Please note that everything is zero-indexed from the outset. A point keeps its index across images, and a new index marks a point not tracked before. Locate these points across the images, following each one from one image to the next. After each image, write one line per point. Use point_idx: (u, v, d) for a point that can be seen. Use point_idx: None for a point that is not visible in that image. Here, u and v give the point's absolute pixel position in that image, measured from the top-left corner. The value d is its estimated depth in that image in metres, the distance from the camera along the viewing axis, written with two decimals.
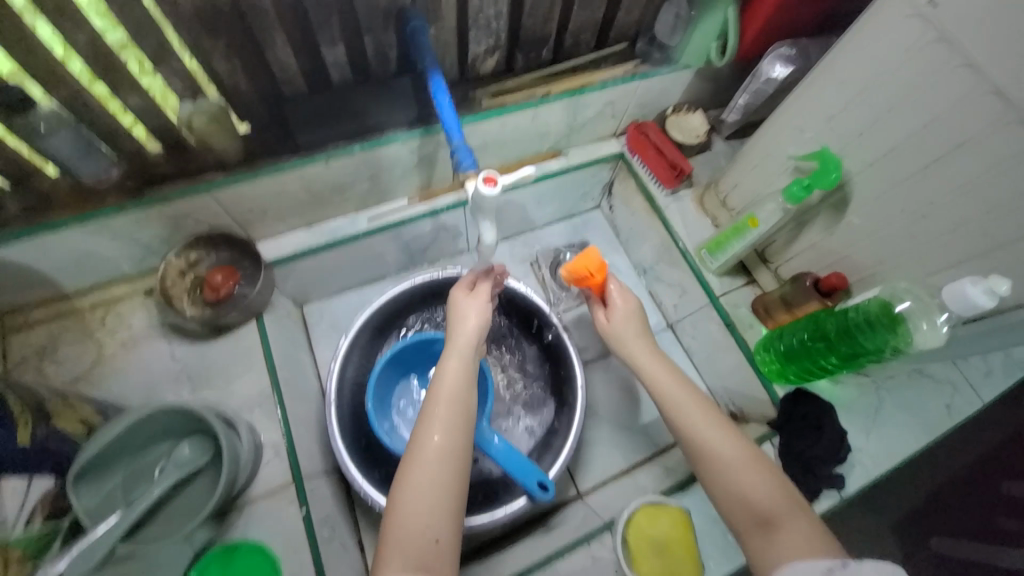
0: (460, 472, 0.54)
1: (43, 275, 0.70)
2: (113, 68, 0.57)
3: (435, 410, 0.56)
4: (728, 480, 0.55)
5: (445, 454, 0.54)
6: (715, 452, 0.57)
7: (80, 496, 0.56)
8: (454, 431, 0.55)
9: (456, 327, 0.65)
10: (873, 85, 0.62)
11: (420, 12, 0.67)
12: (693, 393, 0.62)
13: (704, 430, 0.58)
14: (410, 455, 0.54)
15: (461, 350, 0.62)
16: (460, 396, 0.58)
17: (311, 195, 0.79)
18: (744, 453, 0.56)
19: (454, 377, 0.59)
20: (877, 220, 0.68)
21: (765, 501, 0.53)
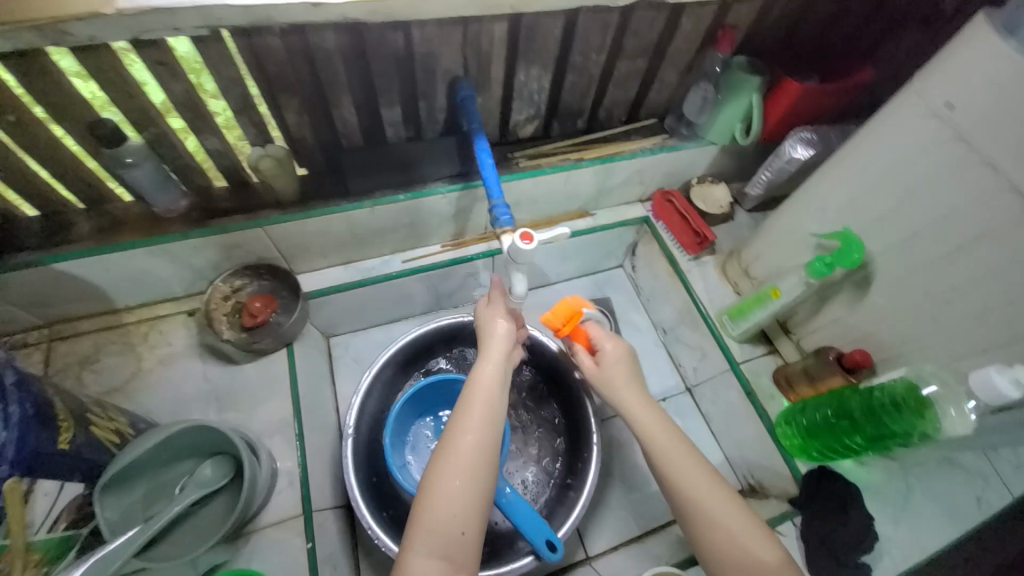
0: (491, 469, 0.54)
1: (101, 289, 0.76)
2: (200, 115, 0.66)
3: (470, 411, 0.56)
4: (719, 537, 0.55)
5: (478, 455, 0.54)
6: (706, 510, 0.56)
7: (104, 508, 0.58)
8: (488, 437, 0.55)
9: (489, 330, 0.65)
10: (893, 175, 0.65)
11: (470, 83, 0.75)
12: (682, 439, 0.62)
13: (695, 481, 0.58)
14: (441, 458, 0.53)
15: (496, 353, 0.63)
16: (495, 399, 0.58)
17: (353, 235, 0.85)
18: (739, 514, 0.55)
19: (488, 382, 0.59)
20: (901, 301, 0.69)
21: (755, 566, 0.53)
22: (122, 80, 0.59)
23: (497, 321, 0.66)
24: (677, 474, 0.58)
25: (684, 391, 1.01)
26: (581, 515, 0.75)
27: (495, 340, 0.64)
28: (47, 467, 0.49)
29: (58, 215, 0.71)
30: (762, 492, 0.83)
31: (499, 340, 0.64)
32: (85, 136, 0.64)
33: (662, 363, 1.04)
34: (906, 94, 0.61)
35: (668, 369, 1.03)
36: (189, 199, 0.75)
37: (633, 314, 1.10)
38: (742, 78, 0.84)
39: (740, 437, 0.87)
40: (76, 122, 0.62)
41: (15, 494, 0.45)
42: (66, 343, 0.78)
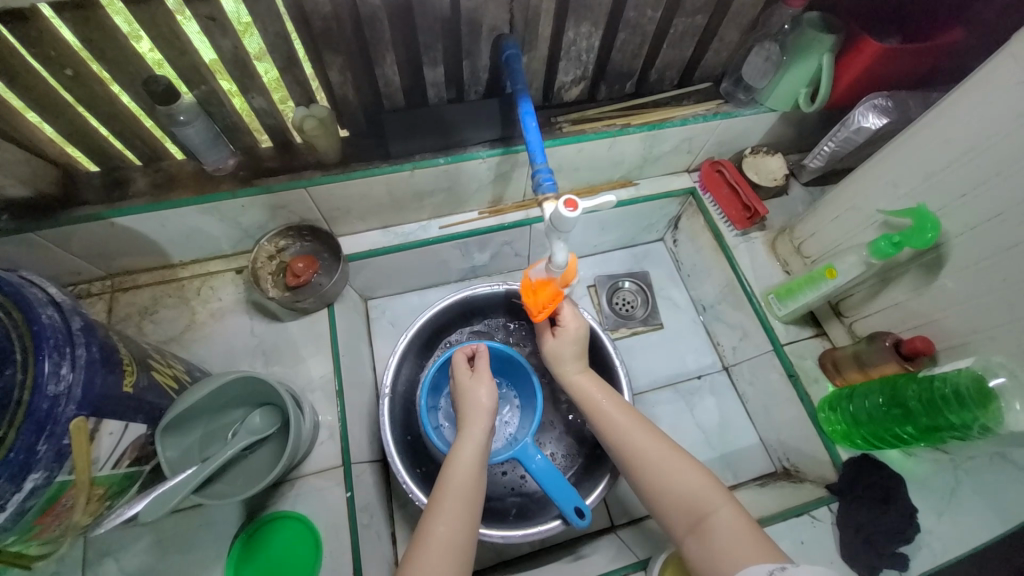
0: (466, 560, 0.56)
1: (156, 244, 0.79)
2: (246, 73, 0.66)
3: (440, 501, 0.59)
4: (658, 480, 0.59)
5: (450, 547, 0.55)
6: (641, 459, 0.62)
7: (165, 447, 0.61)
8: (458, 524, 0.57)
9: (467, 407, 0.68)
10: (982, 146, 0.59)
11: (516, 41, 0.71)
12: (614, 399, 0.69)
13: (629, 438, 0.64)
14: (417, 544, 0.56)
15: (472, 435, 0.65)
16: (469, 485, 0.60)
17: (393, 199, 0.85)
18: (668, 452, 0.61)
19: (464, 469, 0.62)
20: (974, 286, 0.64)
21: (691, 498, 0.57)
22: (175, 37, 0.60)
23: (482, 395, 0.68)
24: (614, 435, 0.65)
25: (721, 369, 0.99)
26: (610, 486, 0.76)
27: (474, 421, 0.66)
28: (115, 407, 0.52)
29: (116, 171, 0.74)
30: (799, 476, 0.83)
31: (477, 421, 0.66)
32: (138, 93, 0.65)
33: (699, 341, 1.02)
34: (1003, 55, 0.54)
35: (704, 348, 1.01)
36: (236, 158, 0.77)
37: (671, 289, 1.08)
38: (812, 37, 0.78)
39: (778, 419, 0.87)
40: (131, 79, 0.63)
41: (82, 433, 0.47)
42: (128, 293, 0.82)
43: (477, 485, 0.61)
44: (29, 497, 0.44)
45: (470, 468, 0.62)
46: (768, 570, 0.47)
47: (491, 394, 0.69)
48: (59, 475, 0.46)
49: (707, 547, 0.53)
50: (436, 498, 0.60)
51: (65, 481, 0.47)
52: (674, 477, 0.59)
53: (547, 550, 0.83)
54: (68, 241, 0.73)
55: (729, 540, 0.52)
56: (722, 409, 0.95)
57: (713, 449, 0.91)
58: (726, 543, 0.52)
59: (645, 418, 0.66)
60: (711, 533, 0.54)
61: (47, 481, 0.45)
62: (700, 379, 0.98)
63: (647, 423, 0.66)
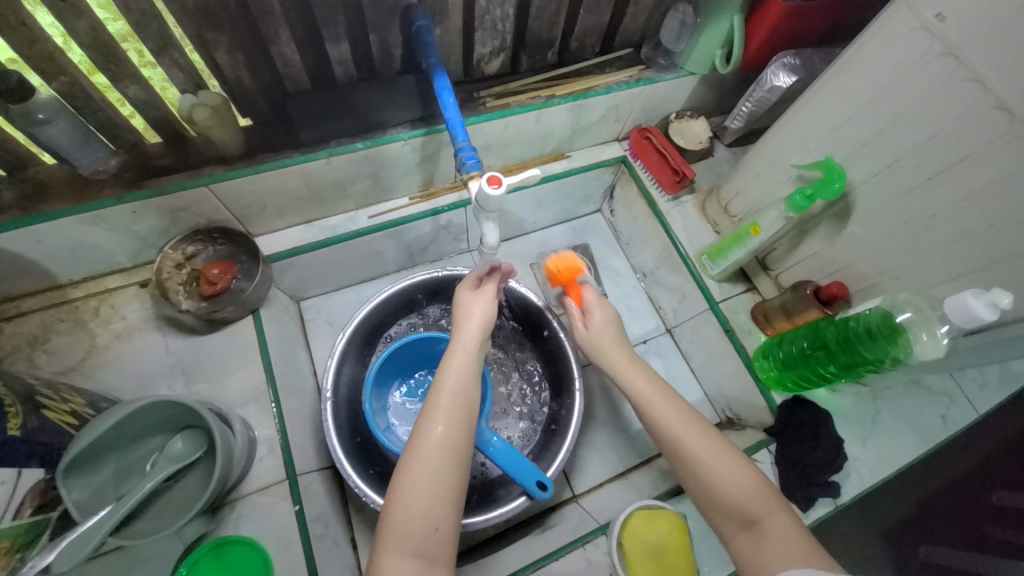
0: (458, 463, 0.54)
1: (36, 263, 0.69)
2: (114, 59, 0.57)
3: (436, 406, 0.56)
4: (715, 484, 0.55)
5: (444, 446, 0.54)
6: (700, 461, 0.56)
7: (70, 490, 0.55)
8: (454, 425, 0.55)
9: (463, 324, 0.65)
10: (879, 98, 0.62)
11: (426, 11, 0.67)
12: (672, 396, 0.62)
13: (683, 436, 0.58)
14: (412, 449, 0.54)
15: (467, 341, 0.63)
16: (462, 391, 0.58)
17: (312, 191, 0.79)
18: (730, 455, 0.56)
19: (457, 374, 0.59)
20: (879, 231, 0.68)
21: (750, 503, 0.53)
22: (17, 21, 0.51)
23: (472, 310, 0.65)
24: (670, 433, 0.59)
25: (665, 331, 1.02)
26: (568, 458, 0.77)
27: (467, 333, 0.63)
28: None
29: None
30: (740, 424, 0.87)
31: (469, 333, 0.64)
32: None
33: (642, 307, 1.04)
34: (893, 7, 0.57)
35: (647, 312, 1.04)
36: (120, 158, 0.68)
37: (612, 259, 1.09)
38: None
39: (718, 373, 0.91)
40: None
41: None
42: (7, 323, 0.72)
43: (471, 390, 0.59)
44: None
45: (462, 372, 0.60)
46: None
47: (486, 310, 0.66)
48: None
49: (757, 548, 0.51)
50: (430, 401, 0.58)
51: None
52: (737, 482, 0.54)
53: (512, 530, 0.84)
54: None
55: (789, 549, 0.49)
56: (669, 369, 0.98)
57: None
58: (785, 554, 0.49)
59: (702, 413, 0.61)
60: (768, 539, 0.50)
61: None
62: (645, 343, 1.00)
63: (697, 414, 0.60)
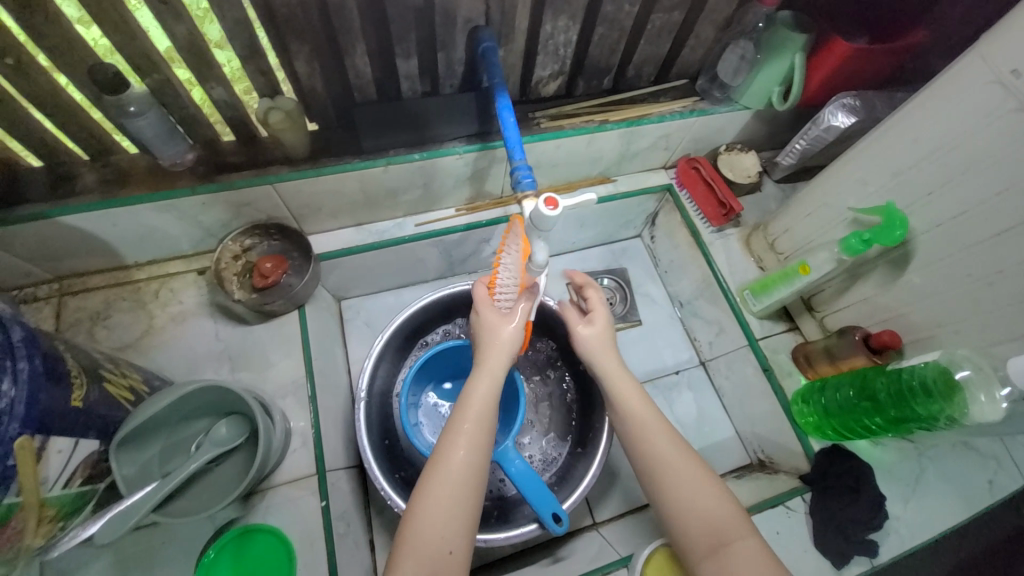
0: (474, 489, 0.55)
1: (109, 244, 0.74)
2: (205, 62, 0.62)
3: (459, 427, 0.58)
4: (684, 497, 0.57)
5: (467, 470, 0.55)
6: (667, 469, 0.59)
7: (121, 464, 0.58)
8: (477, 448, 0.57)
9: (487, 346, 0.64)
10: (948, 147, 0.60)
11: (493, 33, 0.69)
12: (645, 402, 0.64)
13: (654, 443, 0.61)
14: (434, 468, 0.55)
15: (494, 366, 0.62)
16: (487, 415, 0.59)
17: (366, 196, 0.82)
18: (698, 470, 0.59)
19: (484, 398, 0.60)
20: (938, 283, 0.66)
21: (719, 523, 0.55)
22: (123, 22, 0.55)
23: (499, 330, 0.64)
24: (638, 441, 0.62)
25: (698, 364, 1.01)
26: (591, 486, 0.75)
27: (494, 358, 0.63)
28: (61, 421, 0.48)
29: (62, 166, 0.68)
30: (773, 467, 0.85)
31: (496, 357, 0.63)
32: (85, 83, 0.60)
33: (676, 336, 1.03)
34: (968, 57, 0.56)
35: (681, 343, 1.03)
36: (196, 152, 0.72)
37: (648, 286, 1.08)
38: (784, 36, 0.79)
39: (753, 412, 0.88)
40: (77, 68, 0.59)
41: (27, 451, 0.43)
42: (76, 297, 0.76)
43: (492, 419, 0.59)
44: None
45: (490, 396, 0.60)
46: None
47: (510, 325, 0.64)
48: (5, 497, 0.42)
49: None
50: (455, 421, 0.59)
51: (12, 504, 0.43)
52: (702, 498, 0.57)
53: (529, 551, 0.83)
54: (9, 242, 0.67)
55: (755, 571, 0.51)
56: (700, 403, 0.96)
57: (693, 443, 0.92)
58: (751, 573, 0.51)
59: (672, 426, 0.63)
60: (733, 562, 0.52)
61: None
62: (677, 374, 0.99)
63: (679, 438, 0.61)
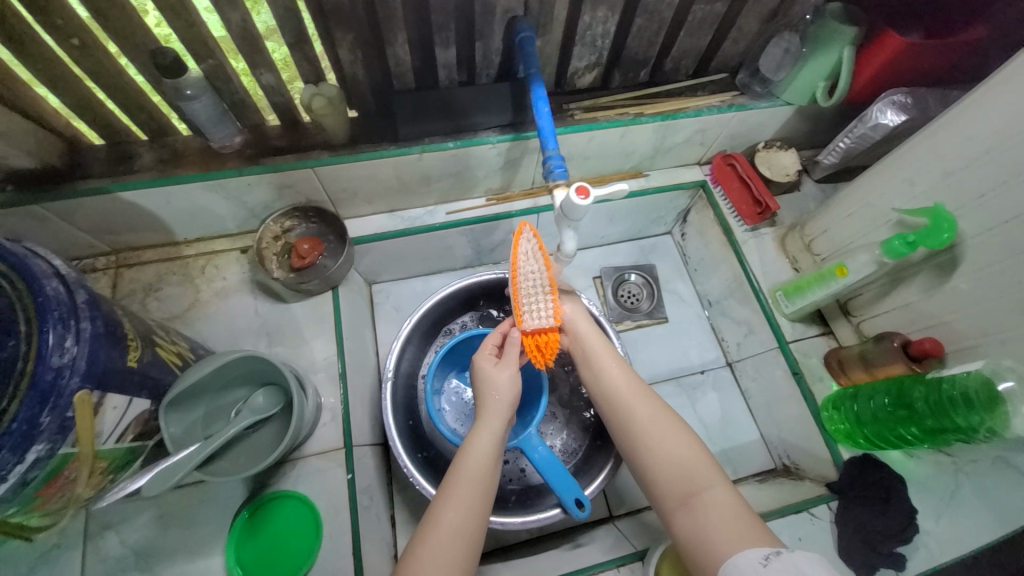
0: (468, 548, 0.55)
1: (162, 220, 0.79)
2: (256, 49, 0.65)
3: (454, 486, 0.58)
4: (652, 448, 0.60)
5: (459, 531, 0.55)
6: (637, 421, 0.63)
7: (168, 424, 0.61)
8: (468, 510, 0.57)
9: (489, 397, 0.65)
10: (1006, 147, 0.57)
11: (531, 23, 0.70)
12: (619, 362, 0.69)
13: (624, 399, 0.65)
14: (426, 529, 0.56)
15: (489, 424, 0.63)
16: (482, 474, 0.60)
17: (400, 183, 0.84)
18: (667, 422, 0.62)
19: (479, 458, 0.60)
20: (987, 289, 0.63)
21: (687, 473, 0.57)
22: (183, 8, 0.58)
23: (495, 388, 0.65)
24: (611, 397, 0.66)
25: (725, 364, 0.99)
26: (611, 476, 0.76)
27: (494, 413, 0.64)
28: (117, 378, 0.51)
29: (123, 146, 0.73)
30: (798, 473, 0.83)
31: (495, 415, 0.64)
32: (146, 67, 0.64)
33: (703, 335, 1.02)
34: None
35: (708, 343, 1.01)
36: (243, 136, 0.75)
37: (677, 283, 1.07)
38: (834, 28, 0.76)
39: (780, 416, 0.86)
40: (140, 52, 0.63)
41: (85, 405, 0.46)
42: (131, 269, 0.82)
43: (491, 474, 0.60)
44: (32, 468, 0.43)
45: (486, 455, 0.61)
46: (762, 556, 0.47)
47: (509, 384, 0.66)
48: (62, 447, 0.45)
49: (697, 522, 0.53)
50: (448, 483, 0.59)
51: (68, 454, 0.47)
52: (670, 447, 0.59)
53: (544, 538, 0.84)
54: (73, 214, 0.72)
55: (722, 517, 0.52)
56: (724, 404, 0.95)
57: (715, 443, 0.91)
58: (717, 520, 0.52)
59: (645, 382, 0.67)
60: (701, 510, 0.54)
61: (49, 453, 0.44)
62: (703, 373, 0.98)
63: (648, 393, 0.65)
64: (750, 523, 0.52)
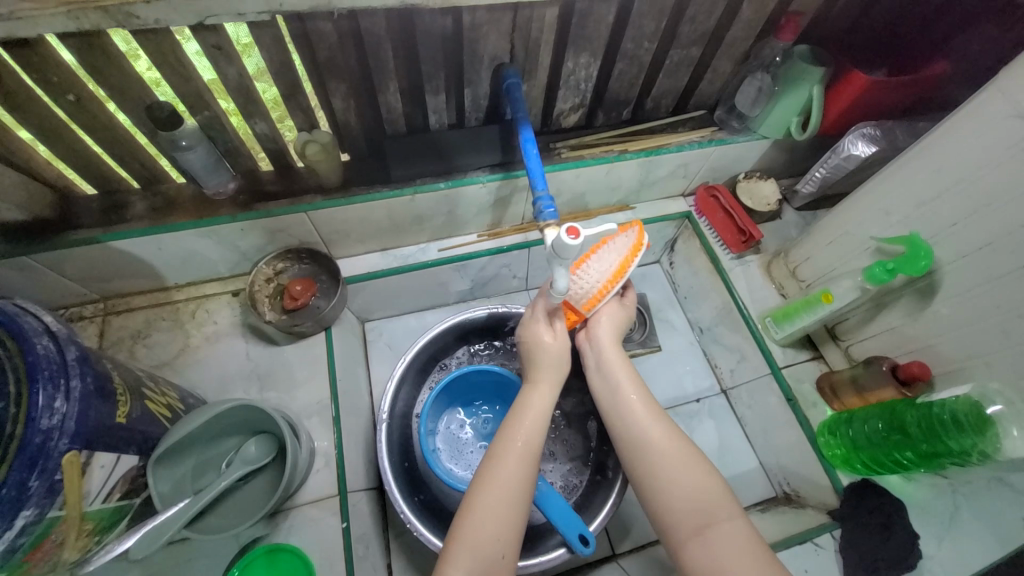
0: (525, 495, 0.57)
1: (152, 267, 0.78)
2: (251, 100, 0.66)
3: (513, 434, 0.60)
4: (670, 475, 0.57)
5: (519, 478, 0.57)
6: (656, 447, 0.59)
7: (158, 480, 0.60)
8: (528, 459, 0.58)
9: (541, 354, 0.66)
10: (971, 179, 0.60)
11: (517, 69, 0.72)
12: (632, 378, 0.66)
13: (642, 422, 0.62)
14: (486, 473, 0.57)
15: (545, 381, 0.65)
16: (539, 425, 0.61)
17: (393, 223, 0.85)
18: (682, 447, 0.59)
19: (536, 411, 0.62)
20: (967, 313, 0.65)
21: (704, 504, 0.55)
22: (180, 64, 0.60)
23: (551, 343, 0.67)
24: (624, 415, 0.63)
25: (719, 392, 0.99)
26: (612, 513, 0.75)
27: (547, 368, 0.66)
28: (107, 437, 0.50)
29: (114, 194, 0.74)
30: (799, 502, 0.82)
31: (546, 370, 0.66)
32: (141, 118, 0.66)
33: (696, 363, 1.02)
34: (987, 91, 0.57)
35: (702, 370, 1.02)
36: (237, 182, 0.76)
37: (668, 311, 1.08)
38: (802, 69, 0.81)
39: (777, 443, 0.86)
40: (135, 105, 0.64)
41: (73, 467, 0.45)
42: (120, 316, 0.81)
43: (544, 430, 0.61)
44: (20, 534, 0.42)
45: (542, 408, 0.63)
46: None
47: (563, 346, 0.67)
48: (50, 511, 0.43)
49: (711, 553, 0.53)
50: (508, 429, 0.61)
51: (55, 517, 0.45)
52: (688, 475, 0.57)
53: None
54: (63, 264, 0.72)
55: (740, 554, 0.52)
56: (722, 432, 0.95)
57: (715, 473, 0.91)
58: (736, 556, 0.52)
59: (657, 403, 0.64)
60: (717, 541, 0.53)
61: (37, 518, 0.42)
62: (699, 402, 0.98)
63: (660, 413, 0.63)
64: (763, 556, 0.51)
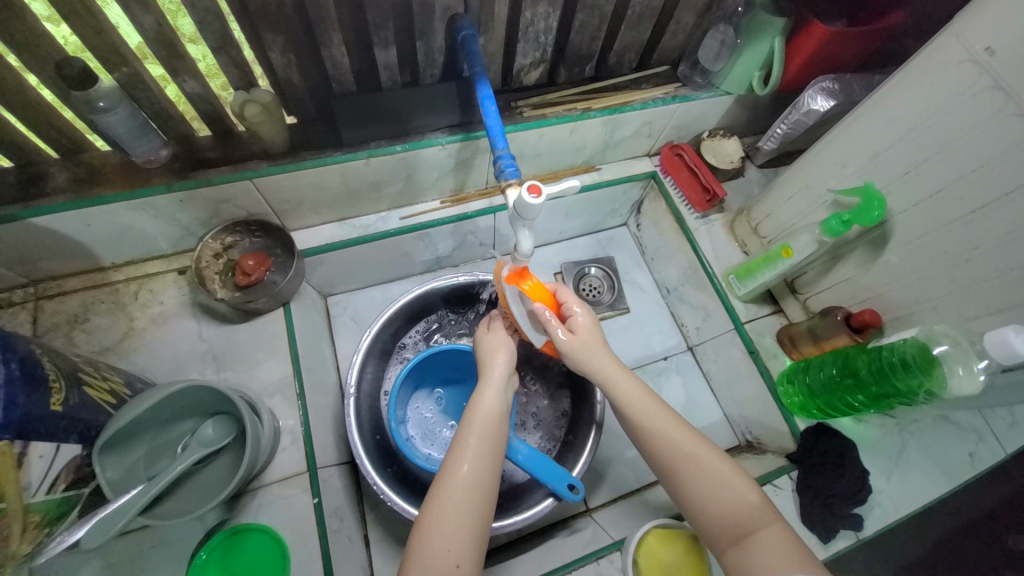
0: (483, 500, 0.54)
1: (83, 246, 0.72)
2: (176, 55, 0.60)
3: (468, 438, 0.57)
4: (694, 485, 0.55)
5: (476, 485, 0.54)
6: (683, 458, 0.56)
7: (105, 468, 0.56)
8: (484, 460, 0.56)
9: (493, 361, 0.66)
10: (922, 128, 0.62)
11: (471, 20, 0.68)
12: (633, 383, 0.61)
13: (664, 431, 0.57)
14: (442, 481, 0.54)
15: (499, 383, 0.63)
16: (492, 424, 0.59)
17: (348, 191, 0.81)
18: (699, 448, 0.56)
19: (487, 411, 0.60)
20: (915, 262, 0.68)
21: (737, 512, 0.53)
22: (89, 14, 0.53)
23: (499, 354, 0.67)
24: (634, 416, 0.59)
25: (686, 349, 1.02)
26: (591, 459, 0.77)
27: (492, 372, 0.65)
28: (39, 427, 0.46)
29: (29, 166, 0.66)
30: (760, 448, 0.86)
31: (497, 372, 0.65)
32: (49, 77, 0.58)
33: (664, 322, 1.04)
34: (944, 37, 0.57)
35: (669, 330, 1.04)
36: (170, 149, 0.70)
37: (635, 273, 1.09)
38: (764, 20, 0.80)
39: (740, 395, 0.90)
40: (41, 62, 0.56)
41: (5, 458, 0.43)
42: (52, 300, 0.74)
43: (500, 429, 0.59)
44: None
45: (493, 409, 0.60)
46: None
47: (506, 351, 0.68)
48: None
49: (749, 561, 0.50)
50: (461, 435, 0.58)
51: None
52: (710, 480, 0.55)
53: (523, 540, 0.84)
54: None
55: (779, 560, 0.49)
56: (688, 388, 0.98)
57: None
58: (772, 563, 0.49)
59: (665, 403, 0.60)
60: (754, 548, 0.51)
61: None
62: (666, 359, 1.00)
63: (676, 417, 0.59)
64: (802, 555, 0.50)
